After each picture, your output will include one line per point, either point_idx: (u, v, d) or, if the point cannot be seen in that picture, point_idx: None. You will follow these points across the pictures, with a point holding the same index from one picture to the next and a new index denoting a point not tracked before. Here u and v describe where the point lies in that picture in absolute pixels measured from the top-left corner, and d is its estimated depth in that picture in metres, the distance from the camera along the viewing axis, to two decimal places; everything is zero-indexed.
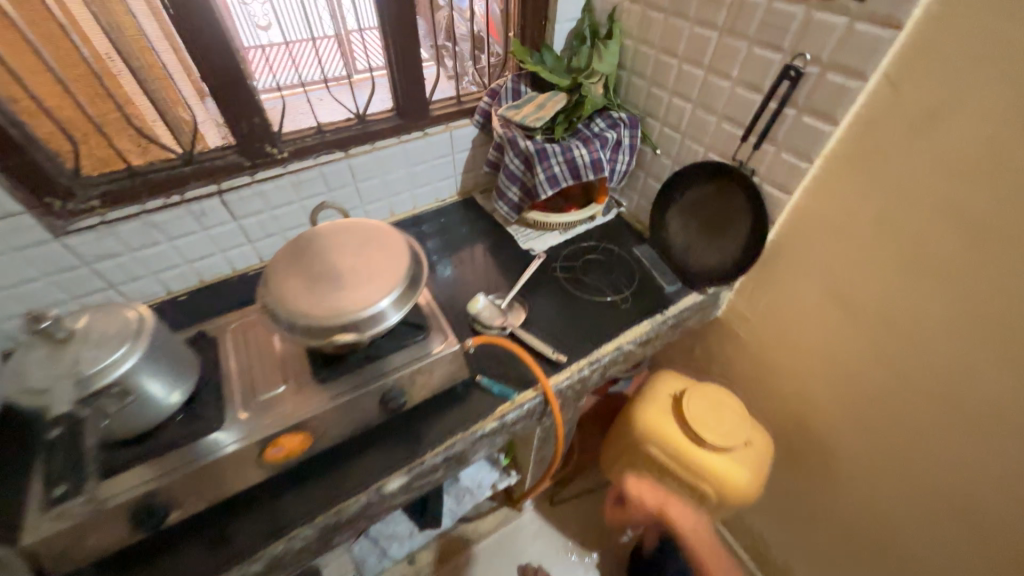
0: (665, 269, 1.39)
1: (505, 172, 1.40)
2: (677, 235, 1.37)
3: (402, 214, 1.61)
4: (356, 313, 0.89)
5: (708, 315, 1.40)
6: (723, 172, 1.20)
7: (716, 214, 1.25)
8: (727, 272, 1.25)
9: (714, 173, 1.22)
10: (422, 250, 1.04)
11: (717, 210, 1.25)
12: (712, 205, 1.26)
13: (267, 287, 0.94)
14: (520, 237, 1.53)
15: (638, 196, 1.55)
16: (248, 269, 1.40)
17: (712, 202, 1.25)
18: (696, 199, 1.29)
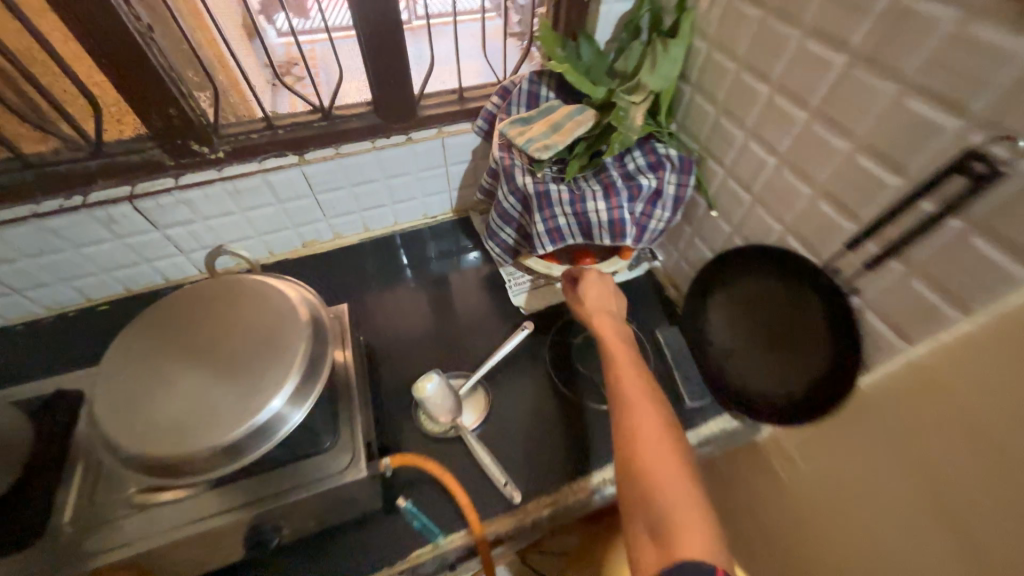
0: (690, 372, 1.03)
1: (497, 208, 1.04)
2: (719, 331, 0.98)
3: (380, 230, 1.31)
4: (207, 444, 0.63)
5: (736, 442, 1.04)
6: (808, 279, 0.80)
7: (779, 328, 0.87)
8: (774, 413, 0.88)
9: (790, 274, 0.83)
10: (331, 330, 0.77)
11: (781, 324, 0.87)
12: (777, 315, 0.87)
13: (111, 373, 0.69)
14: (514, 287, 1.20)
15: (678, 257, 1.15)
16: (185, 281, 1.18)
17: (779, 311, 0.87)
18: (756, 298, 0.91)
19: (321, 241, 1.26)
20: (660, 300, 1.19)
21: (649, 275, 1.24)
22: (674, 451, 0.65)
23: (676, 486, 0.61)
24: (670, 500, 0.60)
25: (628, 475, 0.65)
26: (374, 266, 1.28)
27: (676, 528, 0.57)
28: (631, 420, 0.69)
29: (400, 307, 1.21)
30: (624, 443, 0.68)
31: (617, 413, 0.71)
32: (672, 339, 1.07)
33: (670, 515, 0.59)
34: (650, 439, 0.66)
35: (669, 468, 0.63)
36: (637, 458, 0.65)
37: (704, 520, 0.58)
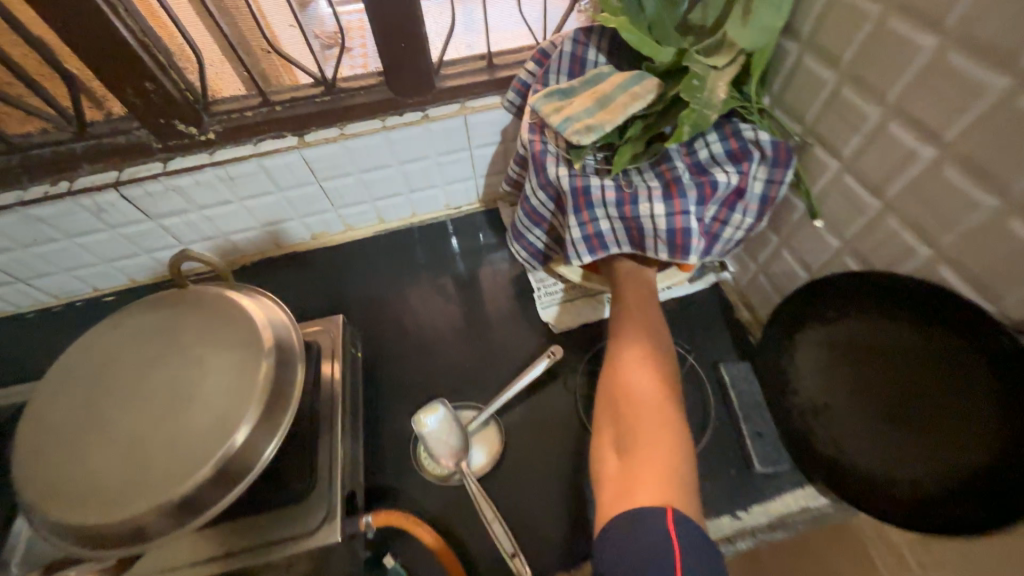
0: (762, 425, 0.80)
1: (524, 205, 0.84)
2: (810, 379, 0.73)
3: (396, 222, 1.15)
4: (123, 520, 0.50)
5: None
6: (970, 331, 0.56)
7: (905, 389, 0.63)
8: (880, 500, 0.64)
9: (939, 321, 0.58)
10: (301, 362, 0.61)
11: (909, 382, 0.62)
12: (904, 370, 0.63)
13: (40, 404, 0.57)
14: (544, 298, 1.01)
15: (756, 272, 0.90)
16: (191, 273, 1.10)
17: (909, 365, 0.62)
18: (873, 342, 0.66)
19: (331, 232, 1.13)
20: (726, 324, 0.95)
21: (713, 290, 0.99)
22: (661, 404, 0.65)
23: (656, 439, 0.61)
24: (643, 440, 0.62)
25: (615, 423, 0.66)
26: (387, 263, 1.14)
27: (638, 462, 0.60)
28: (627, 371, 0.69)
29: (412, 314, 1.05)
30: (616, 390, 0.69)
31: (614, 365, 0.72)
32: (739, 379, 0.84)
33: (639, 455, 0.61)
34: (640, 390, 0.67)
35: (652, 420, 0.63)
36: (624, 408, 0.66)
37: (672, 458, 0.60)
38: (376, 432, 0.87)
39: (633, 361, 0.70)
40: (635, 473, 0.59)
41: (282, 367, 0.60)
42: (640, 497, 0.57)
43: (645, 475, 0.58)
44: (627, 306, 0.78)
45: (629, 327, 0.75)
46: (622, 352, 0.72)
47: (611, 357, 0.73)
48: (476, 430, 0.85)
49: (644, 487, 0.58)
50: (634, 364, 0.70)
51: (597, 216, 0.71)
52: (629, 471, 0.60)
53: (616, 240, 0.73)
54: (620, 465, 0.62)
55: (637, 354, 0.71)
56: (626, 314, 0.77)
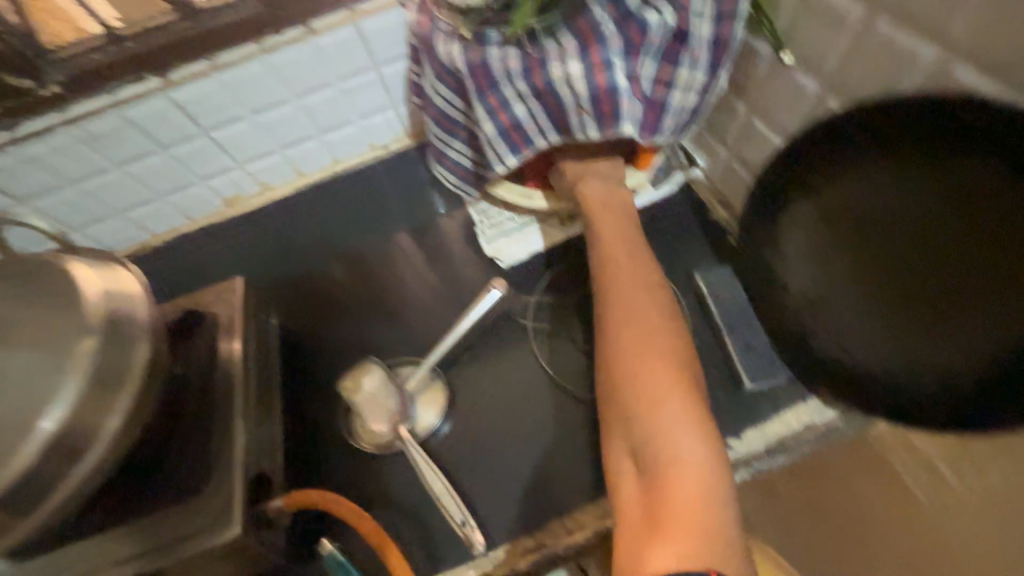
0: (750, 336, 0.67)
1: (431, 111, 0.69)
2: (800, 265, 0.60)
3: (318, 173, 1.01)
4: None
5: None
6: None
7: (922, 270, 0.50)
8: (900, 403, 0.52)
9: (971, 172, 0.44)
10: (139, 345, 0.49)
11: (953, 258, 0.48)
12: (946, 244, 0.48)
13: None
14: (489, 230, 0.85)
15: (731, 156, 0.75)
16: None
17: (948, 236, 0.48)
18: (899, 209, 0.50)
19: (246, 196, 0.99)
20: (700, 228, 0.80)
21: (684, 191, 0.83)
22: (691, 420, 0.50)
23: (688, 466, 0.48)
24: (674, 466, 0.48)
25: (633, 436, 0.53)
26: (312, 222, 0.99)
27: (668, 499, 0.47)
28: (641, 371, 0.54)
29: (341, 272, 0.91)
30: (632, 396, 0.54)
31: (623, 362, 0.56)
32: (717, 290, 0.71)
33: (667, 489, 0.47)
34: (665, 399, 0.52)
35: (682, 438, 0.50)
36: (646, 421, 0.52)
37: (706, 490, 0.47)
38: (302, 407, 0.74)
39: (651, 360, 0.55)
40: (662, 515, 0.46)
41: (122, 353, 0.48)
42: (670, 552, 0.44)
43: (676, 523, 0.45)
44: (625, 279, 0.61)
45: (632, 308, 0.59)
46: (633, 343, 0.56)
47: (613, 347, 0.58)
48: (421, 391, 0.73)
49: (677, 536, 0.45)
50: (650, 362, 0.55)
51: (508, 100, 0.57)
52: (657, 511, 0.47)
53: (538, 128, 0.59)
54: (645, 497, 0.49)
55: (652, 348, 0.56)
56: (622, 289, 0.61)
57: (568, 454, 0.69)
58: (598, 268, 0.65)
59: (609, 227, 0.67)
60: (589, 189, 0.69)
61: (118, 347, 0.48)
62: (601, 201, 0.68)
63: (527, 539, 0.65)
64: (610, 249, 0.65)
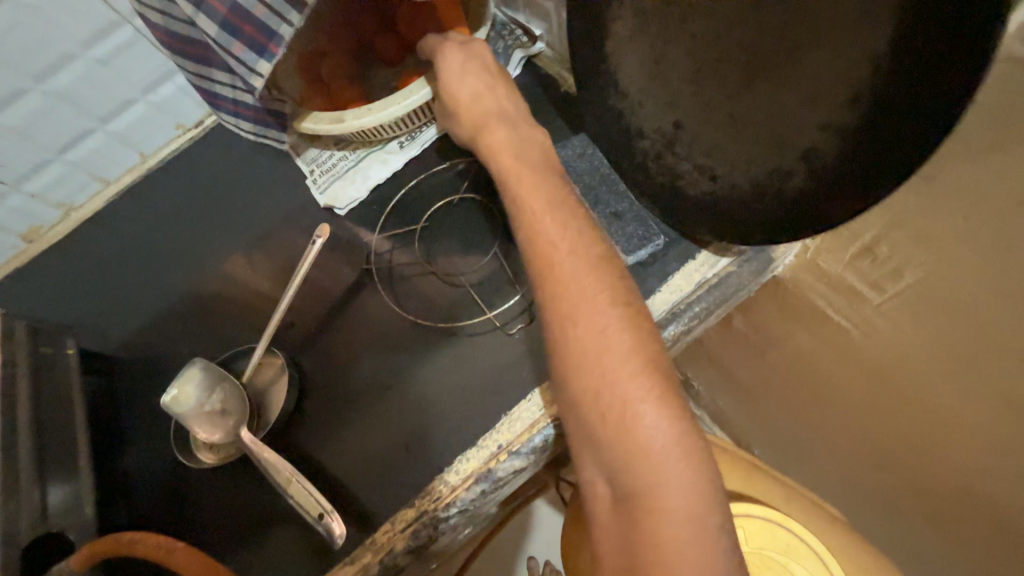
0: (618, 204, 0.55)
1: (165, 40, 0.55)
2: (635, 81, 0.49)
3: (127, 175, 0.85)
4: None
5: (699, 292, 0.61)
6: None
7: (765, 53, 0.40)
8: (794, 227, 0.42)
9: None
10: None
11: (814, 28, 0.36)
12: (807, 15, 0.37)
13: None
14: (320, 176, 0.72)
15: (559, 8, 0.63)
16: None
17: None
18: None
19: (48, 223, 0.83)
20: (551, 107, 0.68)
21: (526, 73, 0.71)
22: (679, 447, 0.39)
23: (676, 499, 0.38)
24: (664, 507, 0.38)
25: (603, 457, 0.41)
26: (123, 231, 0.81)
27: (659, 549, 0.38)
28: (611, 383, 0.41)
29: (162, 278, 0.75)
30: (598, 412, 0.42)
31: (588, 371, 0.42)
32: (574, 162, 0.59)
33: (658, 536, 0.38)
34: (644, 418, 0.40)
35: (668, 467, 0.39)
36: (621, 447, 0.40)
37: (700, 532, 0.38)
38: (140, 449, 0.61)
39: (625, 369, 0.42)
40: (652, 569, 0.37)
41: None
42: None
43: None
44: (572, 265, 0.45)
45: (592, 302, 0.44)
46: (598, 348, 0.42)
47: (574, 351, 0.43)
48: (270, 381, 0.61)
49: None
50: (627, 376, 0.41)
51: None
52: (643, 559, 0.38)
53: (266, 5, 0.46)
54: (623, 535, 0.40)
55: (624, 353, 0.42)
56: (573, 279, 0.45)
57: (457, 402, 0.59)
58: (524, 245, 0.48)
59: (534, 196, 0.49)
60: (462, 101, 0.56)
61: None
62: (509, 147, 0.53)
63: (407, 512, 0.55)
64: (536, 222, 0.48)
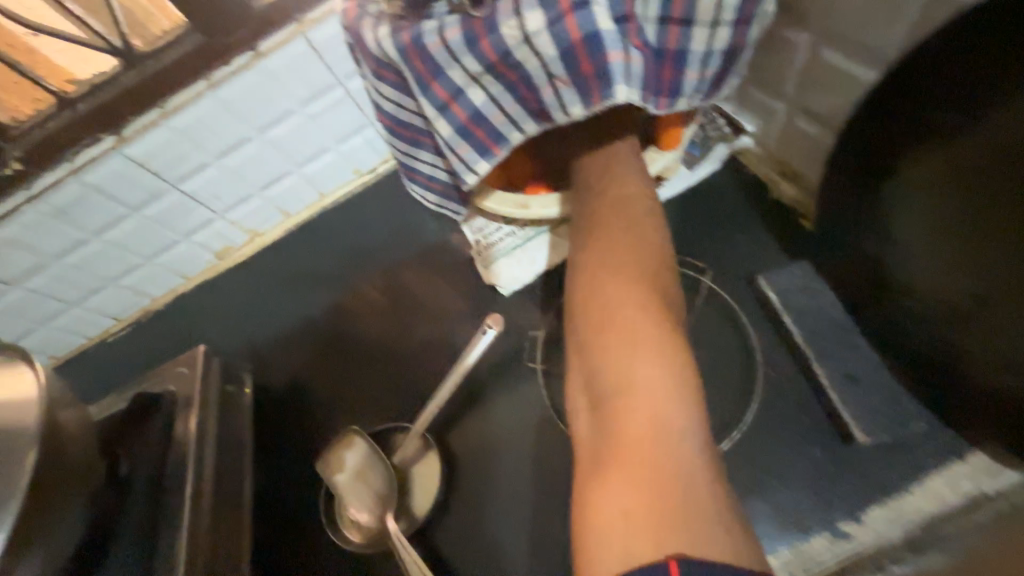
0: (854, 363, 0.47)
1: (387, 121, 0.56)
2: (916, 238, 0.41)
3: (305, 211, 0.92)
4: None
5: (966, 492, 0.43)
6: None
7: None
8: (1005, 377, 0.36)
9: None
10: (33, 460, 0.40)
11: None
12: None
13: None
14: (484, 251, 0.68)
15: (791, 112, 0.56)
16: (106, 335, 0.91)
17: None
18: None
19: (236, 246, 0.91)
20: (753, 215, 0.61)
21: (726, 170, 0.65)
22: (653, 348, 0.38)
23: (648, 391, 0.36)
24: (631, 406, 0.36)
25: (592, 361, 0.41)
26: (296, 265, 0.88)
27: (624, 440, 0.35)
28: (596, 291, 0.43)
29: (326, 320, 0.78)
30: (585, 319, 0.43)
31: (581, 286, 0.45)
32: (793, 294, 0.51)
33: (626, 429, 0.36)
34: (622, 322, 0.40)
35: (642, 362, 0.38)
36: (601, 345, 0.40)
37: (668, 429, 0.34)
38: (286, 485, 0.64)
39: (613, 279, 0.43)
40: (615, 458, 0.35)
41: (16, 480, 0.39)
42: (625, 510, 0.32)
43: (631, 463, 0.34)
44: (587, 202, 0.48)
45: (605, 229, 0.46)
46: (592, 262, 0.45)
47: (576, 272, 0.46)
48: (415, 460, 0.59)
49: (631, 480, 0.33)
50: (612, 285, 0.42)
51: (459, 85, 0.43)
52: (608, 449, 0.36)
53: (505, 113, 0.44)
54: (597, 435, 0.38)
55: (610, 268, 0.44)
56: (598, 211, 0.47)
57: None
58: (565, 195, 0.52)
59: (593, 166, 0.50)
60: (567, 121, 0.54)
61: (14, 472, 0.39)
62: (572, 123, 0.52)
63: None
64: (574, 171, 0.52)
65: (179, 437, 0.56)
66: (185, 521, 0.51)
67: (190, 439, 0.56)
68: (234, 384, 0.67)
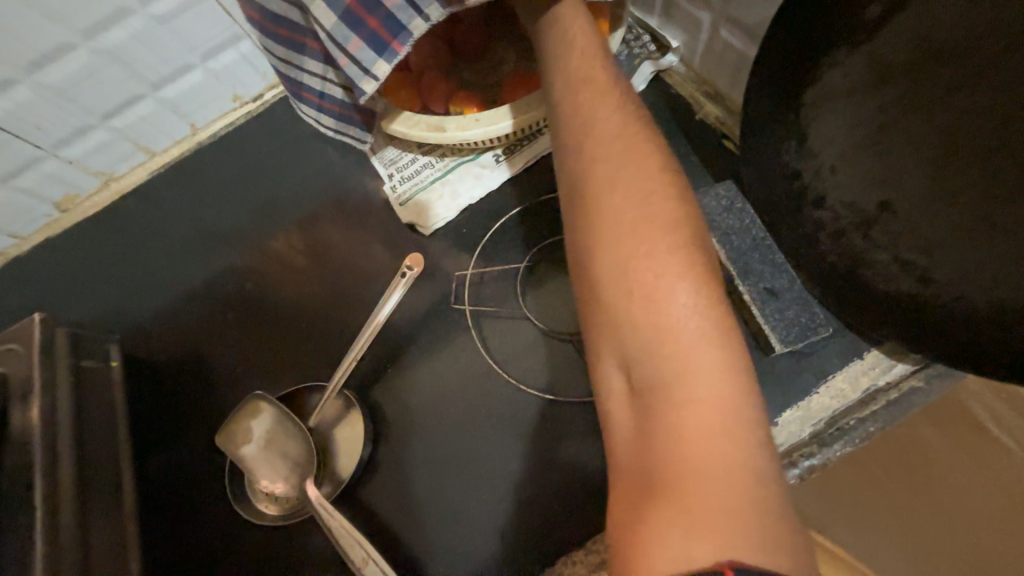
0: (774, 279, 0.48)
1: (253, 18, 0.45)
2: (832, 139, 0.42)
3: (173, 148, 0.75)
4: None
5: (862, 386, 0.50)
6: None
7: (962, 123, 0.36)
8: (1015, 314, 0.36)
9: None
10: None
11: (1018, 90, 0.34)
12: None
13: None
14: (400, 184, 0.63)
15: (716, 22, 0.53)
16: None
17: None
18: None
19: (83, 194, 0.73)
20: (680, 138, 0.59)
21: (652, 91, 0.61)
22: (706, 332, 0.29)
23: (706, 380, 0.28)
24: (695, 406, 0.28)
25: (621, 340, 0.31)
26: (165, 213, 0.72)
27: (690, 448, 0.27)
28: (623, 247, 0.31)
29: (214, 278, 0.66)
30: (610, 290, 0.31)
31: (602, 244, 0.32)
32: (718, 217, 0.50)
33: (688, 430, 0.28)
34: (665, 299, 0.30)
35: (691, 343, 0.29)
36: (632, 318, 0.30)
37: (737, 429, 0.28)
38: (168, 469, 0.54)
39: (653, 241, 0.31)
40: (677, 473, 0.27)
41: None
42: (695, 531, 0.26)
43: (699, 477, 0.27)
44: (602, 133, 0.35)
45: (617, 161, 0.34)
46: (609, 218, 0.32)
47: (588, 222, 0.33)
48: (335, 421, 0.54)
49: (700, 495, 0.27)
50: (647, 250, 0.31)
51: None
52: (663, 453, 0.28)
53: None
54: (643, 435, 0.29)
55: (645, 225, 0.32)
56: (603, 136, 0.35)
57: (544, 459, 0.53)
58: (557, 116, 0.38)
59: (561, 64, 0.39)
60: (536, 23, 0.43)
61: None
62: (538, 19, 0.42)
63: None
64: (568, 95, 0.37)
65: (20, 430, 0.45)
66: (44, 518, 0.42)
67: (34, 430, 0.45)
68: (96, 358, 0.55)
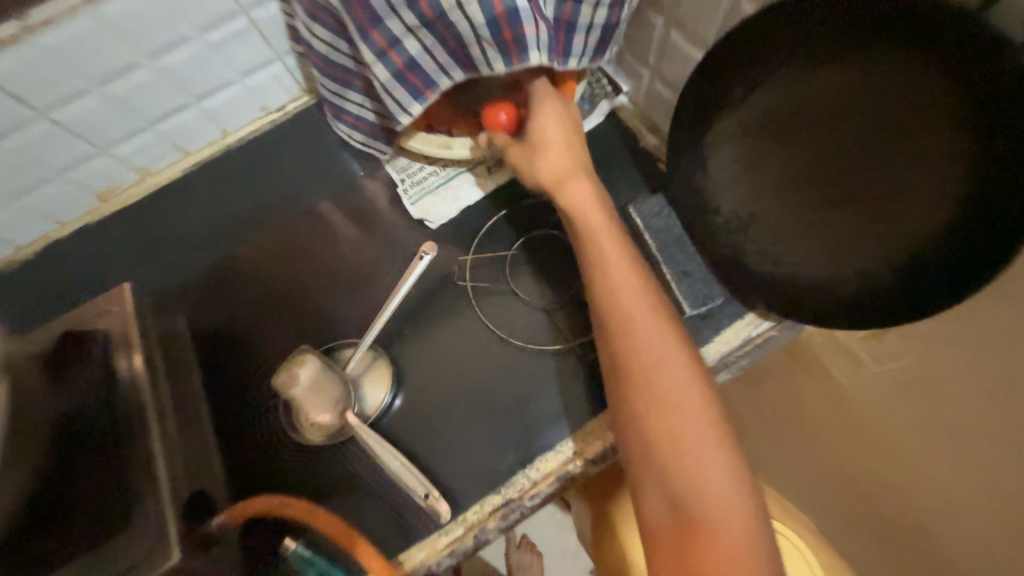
0: (688, 264, 0.68)
1: (315, 61, 0.60)
2: (720, 165, 0.63)
3: (206, 149, 0.87)
4: None
5: (743, 335, 0.67)
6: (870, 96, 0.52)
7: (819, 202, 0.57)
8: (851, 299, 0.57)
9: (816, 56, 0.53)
10: None
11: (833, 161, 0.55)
12: (903, 157, 0.51)
13: None
14: (411, 187, 0.79)
15: (653, 77, 0.73)
16: None
17: (906, 145, 0.51)
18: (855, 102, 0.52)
19: (123, 186, 0.84)
20: (628, 158, 0.78)
21: (608, 122, 0.80)
22: (708, 442, 0.52)
23: (711, 470, 0.51)
24: (704, 489, 0.51)
25: (656, 456, 0.53)
26: (203, 204, 0.84)
27: (705, 516, 0.50)
28: (658, 397, 0.53)
29: (252, 259, 0.80)
30: (650, 425, 0.53)
31: (641, 390, 0.54)
32: (651, 219, 0.70)
33: (706, 511, 0.50)
34: (682, 423, 0.52)
35: (701, 451, 0.52)
36: (664, 441, 0.52)
37: (729, 500, 0.50)
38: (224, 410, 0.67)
39: (676, 388, 0.54)
40: (701, 533, 0.49)
41: None
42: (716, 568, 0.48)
43: (712, 535, 0.49)
44: (637, 312, 0.57)
45: (645, 330, 0.56)
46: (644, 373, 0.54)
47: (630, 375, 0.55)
48: (363, 370, 0.69)
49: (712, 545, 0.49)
50: (672, 397, 0.53)
51: (396, 35, 0.51)
52: (690, 519, 0.50)
53: (436, 61, 0.53)
54: (674, 513, 0.51)
55: (671, 380, 0.54)
56: (636, 314, 0.57)
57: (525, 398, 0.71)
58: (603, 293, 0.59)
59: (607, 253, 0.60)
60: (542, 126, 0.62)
61: None
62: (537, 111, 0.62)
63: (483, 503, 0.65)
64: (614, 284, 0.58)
65: (125, 372, 0.58)
66: (155, 434, 0.55)
67: (137, 371, 0.58)
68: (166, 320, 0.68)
